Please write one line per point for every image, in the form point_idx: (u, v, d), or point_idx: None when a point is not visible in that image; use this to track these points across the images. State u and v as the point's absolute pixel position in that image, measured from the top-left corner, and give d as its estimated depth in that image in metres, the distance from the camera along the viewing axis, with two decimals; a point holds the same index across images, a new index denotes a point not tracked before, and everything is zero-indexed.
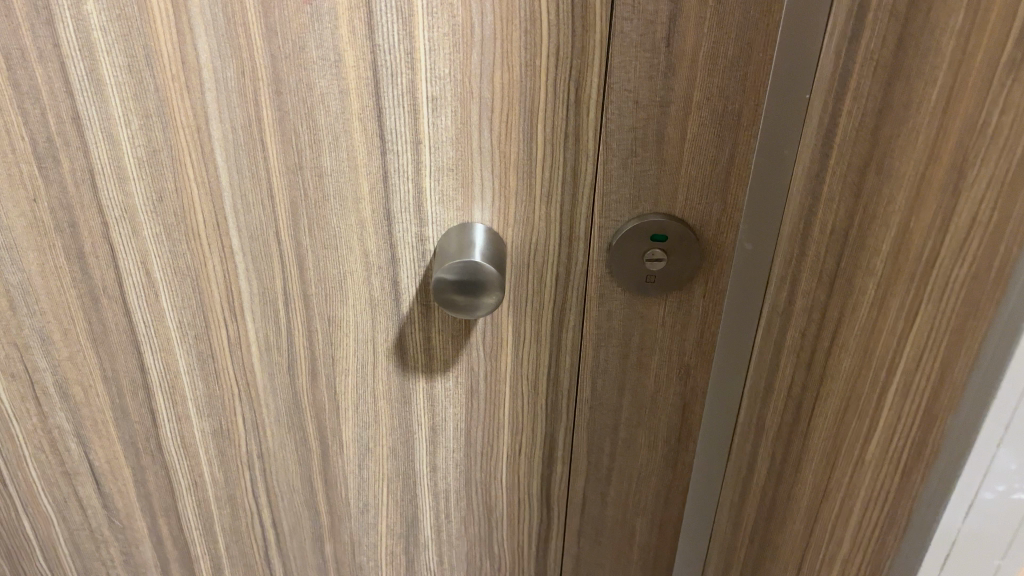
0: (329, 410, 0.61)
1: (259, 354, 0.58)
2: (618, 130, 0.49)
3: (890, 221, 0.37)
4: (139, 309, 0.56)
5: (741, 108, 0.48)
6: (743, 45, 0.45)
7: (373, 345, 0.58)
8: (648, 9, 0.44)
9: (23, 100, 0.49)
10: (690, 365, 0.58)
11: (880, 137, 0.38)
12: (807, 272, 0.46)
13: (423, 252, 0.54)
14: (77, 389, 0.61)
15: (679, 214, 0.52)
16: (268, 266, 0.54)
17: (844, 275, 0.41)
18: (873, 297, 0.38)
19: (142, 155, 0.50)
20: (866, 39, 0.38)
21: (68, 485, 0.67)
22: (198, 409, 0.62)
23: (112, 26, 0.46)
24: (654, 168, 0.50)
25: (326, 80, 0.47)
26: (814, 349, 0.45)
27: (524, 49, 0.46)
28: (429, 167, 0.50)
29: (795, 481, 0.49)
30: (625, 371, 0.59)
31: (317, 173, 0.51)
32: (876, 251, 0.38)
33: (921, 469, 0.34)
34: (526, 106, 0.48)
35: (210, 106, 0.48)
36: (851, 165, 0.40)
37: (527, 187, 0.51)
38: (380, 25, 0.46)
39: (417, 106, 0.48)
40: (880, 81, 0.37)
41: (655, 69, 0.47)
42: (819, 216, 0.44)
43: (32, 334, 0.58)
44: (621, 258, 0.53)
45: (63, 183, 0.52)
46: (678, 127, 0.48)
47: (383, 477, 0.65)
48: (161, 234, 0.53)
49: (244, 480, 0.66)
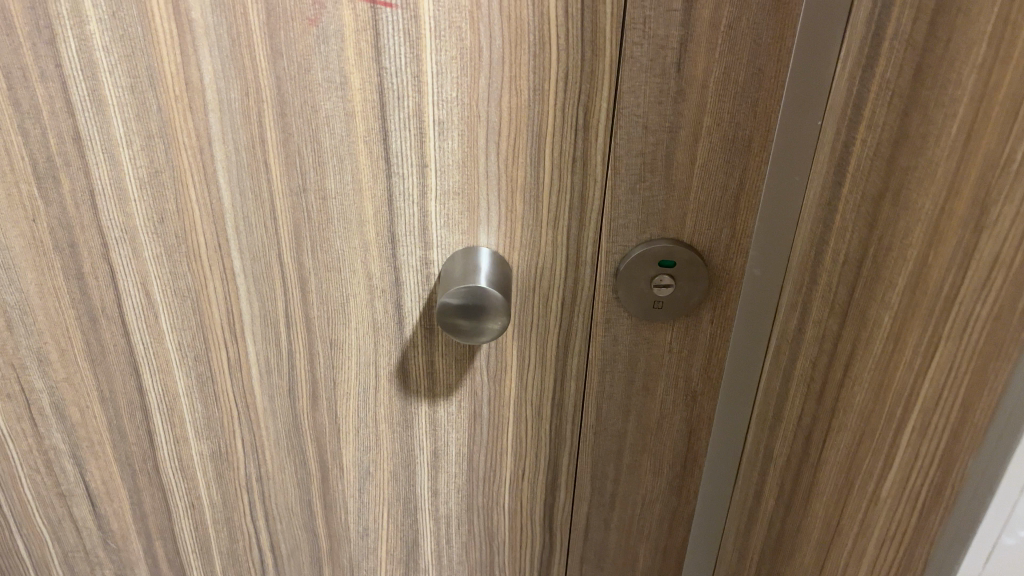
0: (329, 433, 0.61)
1: (259, 375, 0.58)
2: (627, 155, 0.48)
3: (905, 254, 0.36)
4: (138, 328, 0.56)
5: (752, 134, 0.47)
6: (755, 70, 0.45)
7: (375, 368, 0.57)
8: (658, 34, 0.44)
9: (24, 119, 0.48)
10: (697, 391, 0.57)
11: (895, 169, 0.37)
12: (818, 301, 0.45)
13: (427, 275, 0.53)
14: (74, 411, 0.60)
15: (688, 240, 0.51)
16: (269, 288, 0.54)
17: (857, 307, 0.41)
18: (887, 331, 0.37)
19: (144, 175, 0.50)
20: (882, 68, 0.38)
21: (63, 508, 0.66)
22: (197, 430, 0.61)
23: (115, 46, 0.45)
24: (664, 193, 0.49)
25: (332, 101, 0.47)
26: (826, 381, 0.44)
27: (533, 74, 0.46)
28: (435, 190, 0.50)
29: (804, 514, 0.48)
30: (630, 397, 0.58)
31: (321, 196, 0.50)
32: (891, 284, 0.37)
33: (941, 510, 0.34)
34: (533, 131, 0.47)
35: (213, 128, 0.48)
36: (865, 196, 0.40)
37: (535, 212, 0.50)
38: (387, 47, 0.45)
39: (423, 129, 0.48)
40: (896, 111, 0.37)
41: (666, 94, 0.46)
42: (832, 245, 0.43)
43: (28, 355, 0.57)
44: (628, 284, 0.52)
45: (62, 203, 0.51)
46: (688, 152, 0.48)
47: (383, 501, 0.64)
48: (162, 256, 0.52)
49: (243, 502, 0.65)
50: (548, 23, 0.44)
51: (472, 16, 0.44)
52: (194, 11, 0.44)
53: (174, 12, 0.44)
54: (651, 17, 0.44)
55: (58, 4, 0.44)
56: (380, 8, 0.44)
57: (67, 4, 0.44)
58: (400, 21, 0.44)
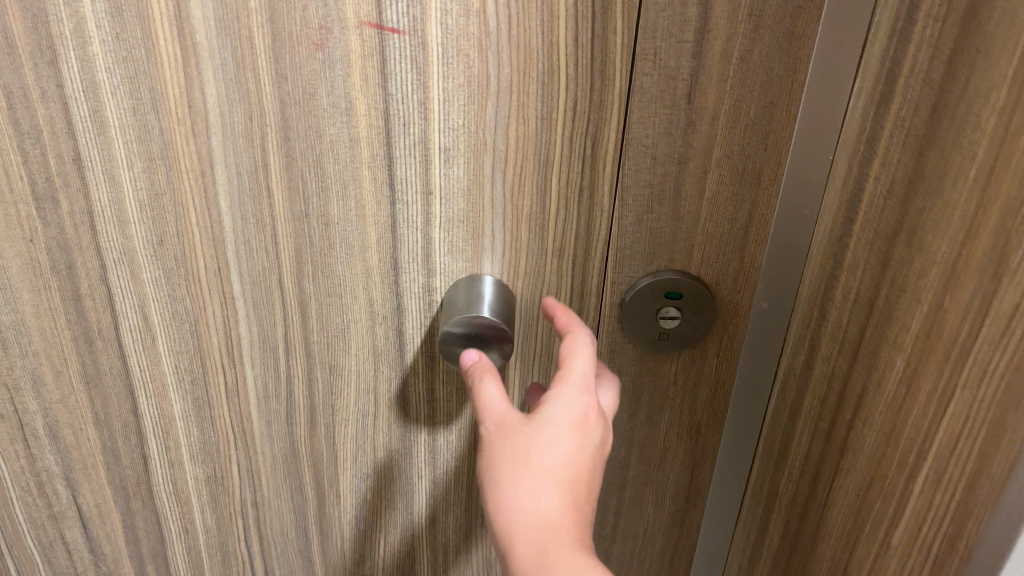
0: (327, 460, 0.60)
1: (257, 400, 0.57)
2: (634, 185, 0.47)
3: (920, 297, 0.35)
4: (135, 351, 0.55)
5: (762, 168, 0.46)
6: (766, 103, 0.44)
7: (375, 396, 0.57)
8: (669, 65, 0.43)
9: (23, 139, 0.47)
10: (701, 424, 0.56)
11: (909, 210, 0.36)
12: (827, 337, 0.44)
13: (429, 302, 0.53)
14: (68, 433, 0.59)
15: (694, 272, 0.50)
16: (269, 312, 0.53)
17: (868, 347, 0.39)
18: (900, 374, 0.36)
19: (144, 198, 0.49)
20: (897, 106, 0.37)
21: (54, 530, 0.64)
22: (192, 454, 0.60)
23: (118, 68, 0.45)
24: (671, 224, 0.49)
25: (336, 126, 0.46)
26: (834, 421, 0.43)
27: (541, 103, 0.45)
28: (439, 218, 0.49)
29: (810, 554, 0.47)
30: (634, 429, 0.57)
31: (324, 222, 0.50)
32: (904, 325, 0.36)
33: (954, 562, 0.33)
34: (540, 160, 0.47)
35: (215, 151, 0.47)
36: (878, 234, 0.39)
37: (539, 241, 0.50)
38: (394, 74, 0.44)
39: (429, 156, 0.47)
40: (911, 151, 0.36)
41: (675, 126, 0.45)
42: (842, 281, 0.43)
43: (23, 377, 0.56)
44: (633, 314, 0.51)
45: (61, 224, 0.50)
46: (696, 184, 0.47)
47: (381, 528, 0.65)
48: (160, 278, 0.52)
49: (237, 527, 0.64)
50: (558, 53, 0.43)
51: (480, 44, 0.43)
52: (199, 34, 0.43)
53: (177, 34, 0.43)
54: (662, 47, 0.43)
55: (61, 24, 0.43)
56: (387, 35, 0.43)
57: (69, 24, 0.43)
58: (408, 47, 0.44)
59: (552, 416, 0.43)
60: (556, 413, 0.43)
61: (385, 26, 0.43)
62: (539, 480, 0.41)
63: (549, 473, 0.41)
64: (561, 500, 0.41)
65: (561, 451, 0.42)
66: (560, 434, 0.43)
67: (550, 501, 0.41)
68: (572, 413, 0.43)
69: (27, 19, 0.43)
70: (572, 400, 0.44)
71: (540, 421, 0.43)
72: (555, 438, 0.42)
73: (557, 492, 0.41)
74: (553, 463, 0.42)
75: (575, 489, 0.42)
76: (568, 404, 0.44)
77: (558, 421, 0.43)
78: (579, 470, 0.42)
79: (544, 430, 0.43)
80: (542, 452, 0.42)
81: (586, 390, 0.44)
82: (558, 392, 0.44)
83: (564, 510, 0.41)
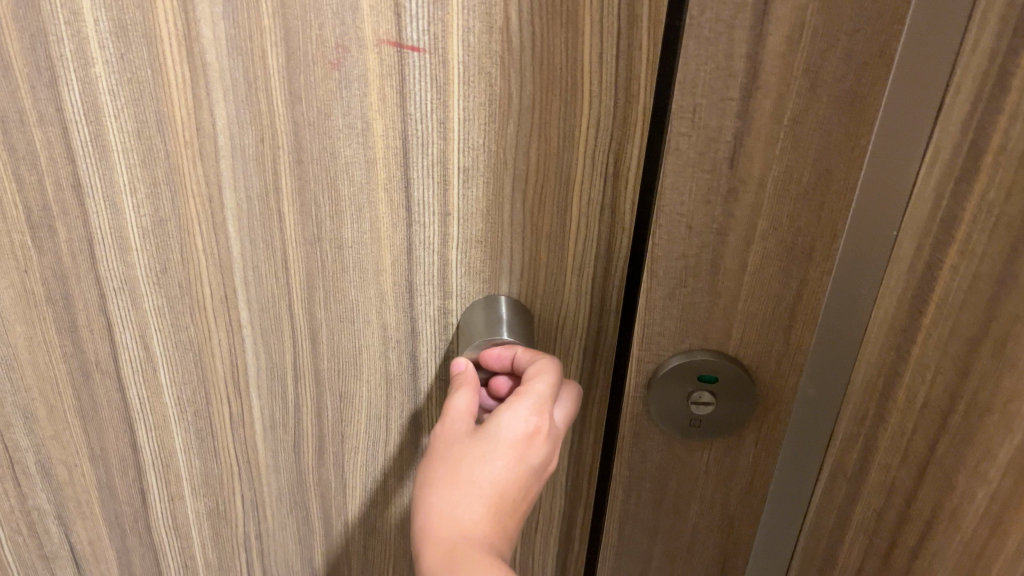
0: (335, 490, 0.56)
1: (263, 430, 0.53)
2: (666, 257, 0.42)
3: (1013, 424, 0.30)
4: (135, 384, 0.51)
5: (814, 241, 0.41)
6: (821, 170, 0.39)
7: (386, 422, 0.53)
8: (709, 126, 0.38)
9: (19, 164, 0.43)
10: (734, 517, 0.51)
11: (996, 314, 0.31)
12: (885, 442, 0.39)
13: (445, 325, 0.49)
14: (61, 470, 0.55)
15: (732, 354, 0.45)
16: (277, 343, 0.49)
17: (940, 465, 0.34)
18: (987, 507, 0.32)
19: (148, 224, 0.45)
20: (982, 187, 0.32)
21: (45, 570, 0.61)
22: (193, 488, 0.56)
23: (123, 90, 0.40)
24: (707, 299, 0.43)
25: (352, 148, 0.42)
26: (893, 540, 0.38)
27: (563, 120, 0.42)
28: (457, 239, 0.46)
29: None
30: (658, 516, 0.52)
31: (336, 246, 0.45)
32: (991, 452, 0.31)
33: None
34: (561, 175, 0.43)
35: (224, 175, 0.43)
36: (954, 334, 0.34)
37: (560, 260, 0.46)
38: (413, 91, 0.41)
39: (448, 177, 0.43)
40: (1000, 245, 0.31)
41: (714, 192, 0.40)
42: (906, 382, 0.38)
43: (14, 413, 0.52)
44: (662, 398, 0.46)
45: (58, 252, 0.46)
46: (737, 257, 0.42)
47: (389, 558, 0.60)
48: (164, 306, 0.48)
49: (239, 561, 0.60)
50: (582, 70, 0.40)
51: (502, 61, 0.40)
52: (209, 54, 0.39)
53: (186, 53, 0.39)
54: (703, 105, 0.37)
55: (61, 43, 0.39)
56: (407, 53, 0.40)
57: (70, 45, 0.39)
58: (428, 65, 0.40)
59: (493, 429, 0.41)
60: (496, 428, 0.41)
61: (405, 44, 0.39)
62: (459, 489, 0.39)
63: (473, 486, 0.39)
64: (478, 514, 0.39)
65: (489, 467, 0.40)
66: (494, 449, 0.40)
67: (467, 513, 0.39)
68: (516, 430, 0.41)
69: (24, 40, 0.39)
70: (513, 416, 0.41)
71: (482, 434, 0.41)
72: (488, 452, 0.40)
73: (476, 507, 0.39)
74: (480, 477, 0.39)
75: (494, 507, 0.39)
76: (512, 419, 0.41)
77: (499, 435, 0.40)
78: (506, 486, 0.40)
79: (481, 443, 0.40)
80: (472, 463, 0.40)
81: (539, 410, 0.41)
82: (504, 407, 0.41)
83: (479, 524, 0.39)
